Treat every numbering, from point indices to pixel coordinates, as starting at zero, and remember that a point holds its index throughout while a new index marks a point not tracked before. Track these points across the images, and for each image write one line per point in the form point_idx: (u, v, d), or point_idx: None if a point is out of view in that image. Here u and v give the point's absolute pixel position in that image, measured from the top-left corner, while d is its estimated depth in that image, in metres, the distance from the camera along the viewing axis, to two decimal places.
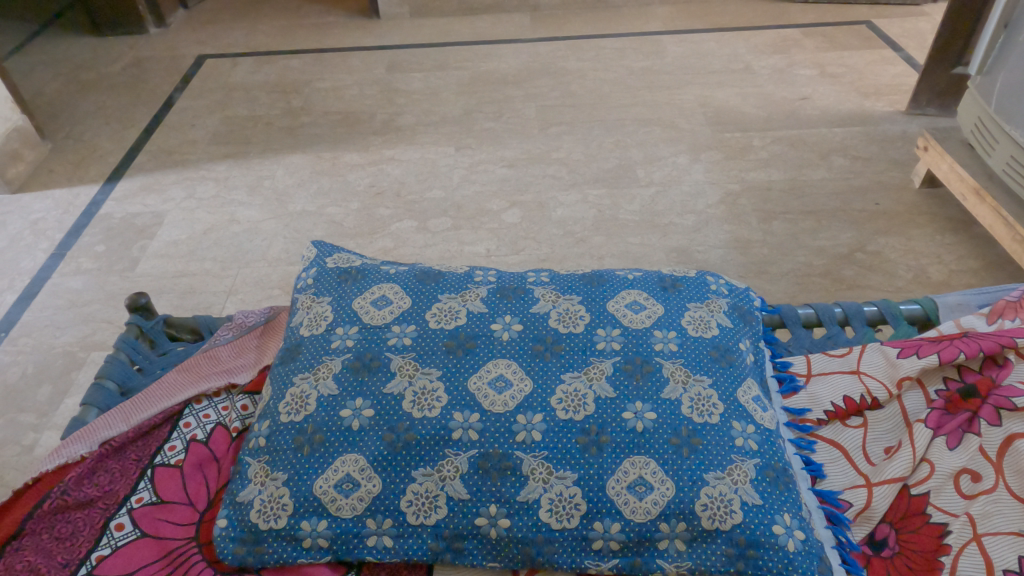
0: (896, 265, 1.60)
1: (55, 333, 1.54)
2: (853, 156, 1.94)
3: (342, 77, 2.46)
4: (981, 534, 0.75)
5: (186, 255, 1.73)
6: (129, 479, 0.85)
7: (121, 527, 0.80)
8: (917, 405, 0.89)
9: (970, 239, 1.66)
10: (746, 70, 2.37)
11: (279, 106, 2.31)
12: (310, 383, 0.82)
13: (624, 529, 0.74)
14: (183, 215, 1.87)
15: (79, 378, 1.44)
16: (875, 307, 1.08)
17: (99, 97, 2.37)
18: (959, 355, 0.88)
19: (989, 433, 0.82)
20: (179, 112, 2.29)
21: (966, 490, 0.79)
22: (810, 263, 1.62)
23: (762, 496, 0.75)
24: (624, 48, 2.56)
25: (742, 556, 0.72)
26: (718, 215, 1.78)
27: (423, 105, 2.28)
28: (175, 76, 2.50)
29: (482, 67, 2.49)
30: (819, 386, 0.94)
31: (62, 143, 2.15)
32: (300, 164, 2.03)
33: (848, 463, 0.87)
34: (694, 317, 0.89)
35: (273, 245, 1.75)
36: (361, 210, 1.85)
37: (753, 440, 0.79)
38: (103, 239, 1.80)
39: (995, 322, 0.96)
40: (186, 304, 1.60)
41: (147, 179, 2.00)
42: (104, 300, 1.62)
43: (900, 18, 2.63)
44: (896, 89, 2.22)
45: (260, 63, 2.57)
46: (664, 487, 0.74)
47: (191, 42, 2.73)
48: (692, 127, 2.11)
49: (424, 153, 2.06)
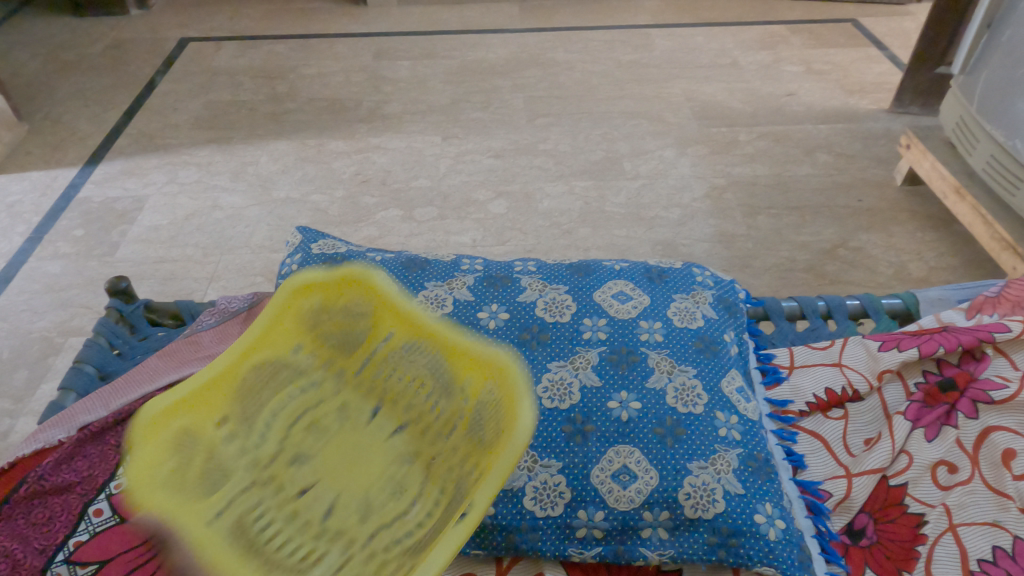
0: (877, 261, 1.62)
1: (32, 318, 1.51)
2: (837, 153, 1.96)
3: (328, 64, 2.43)
4: (956, 524, 0.78)
5: (167, 241, 1.71)
6: (106, 465, 0.83)
7: (99, 512, 0.77)
8: (896, 398, 0.90)
9: (950, 236, 1.69)
10: (733, 65, 2.38)
11: (264, 91, 2.28)
12: None
13: (608, 518, 0.74)
14: (164, 199, 1.84)
15: (57, 364, 1.42)
16: (858, 301, 1.10)
17: (78, 79, 2.32)
18: (939, 349, 0.90)
19: (965, 426, 0.85)
20: (161, 96, 2.25)
21: (942, 481, 0.82)
22: (793, 258, 1.64)
23: (744, 485, 0.75)
24: (613, 40, 2.55)
25: (724, 545, 0.73)
26: (703, 208, 1.79)
27: (409, 93, 2.26)
28: (157, 59, 2.45)
29: (470, 57, 2.47)
30: (802, 377, 0.94)
31: (40, 124, 2.11)
32: (284, 150, 2.01)
33: (829, 454, 0.87)
34: (680, 308, 0.90)
35: (256, 231, 1.73)
36: (347, 198, 1.84)
37: (736, 430, 0.79)
38: (82, 223, 1.76)
39: (973, 317, 0.97)
40: (167, 290, 1.58)
41: (127, 163, 1.97)
42: (83, 285, 1.59)
43: (885, 17, 2.65)
44: (880, 87, 2.24)
45: (244, 47, 2.53)
46: (647, 477, 0.75)
47: (173, 25, 2.67)
48: (679, 121, 2.11)
49: (410, 142, 2.04)
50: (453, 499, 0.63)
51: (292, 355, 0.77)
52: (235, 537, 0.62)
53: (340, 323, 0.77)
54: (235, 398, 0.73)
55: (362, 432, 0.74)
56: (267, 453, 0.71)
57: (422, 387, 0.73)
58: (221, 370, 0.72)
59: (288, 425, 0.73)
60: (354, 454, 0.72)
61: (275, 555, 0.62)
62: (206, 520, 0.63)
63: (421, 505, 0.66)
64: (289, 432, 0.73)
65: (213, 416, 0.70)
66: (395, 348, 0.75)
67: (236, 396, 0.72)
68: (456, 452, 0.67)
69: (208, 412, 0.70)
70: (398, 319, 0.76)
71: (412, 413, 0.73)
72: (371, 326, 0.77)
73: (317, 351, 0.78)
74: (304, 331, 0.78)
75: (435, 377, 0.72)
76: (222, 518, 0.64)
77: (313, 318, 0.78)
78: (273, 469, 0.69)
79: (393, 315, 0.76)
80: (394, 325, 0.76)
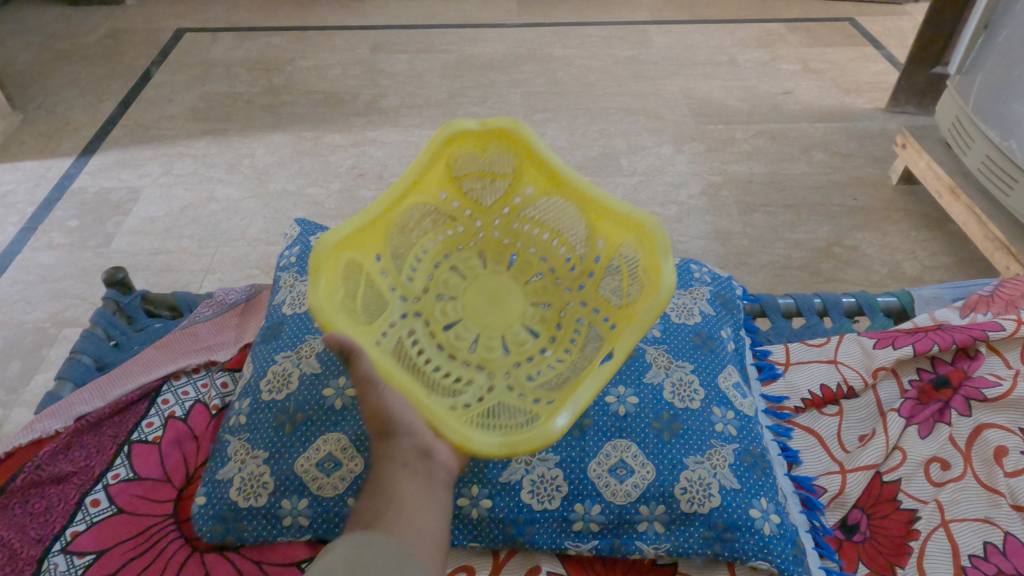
0: (872, 259, 1.63)
1: (26, 309, 1.51)
2: (833, 152, 1.96)
3: (324, 56, 2.42)
4: (948, 520, 0.79)
5: (162, 232, 1.70)
6: (104, 456, 0.85)
7: (96, 503, 0.80)
8: (891, 395, 0.91)
9: (944, 236, 1.70)
10: (730, 63, 2.38)
11: (260, 83, 2.26)
12: (293, 361, 0.85)
13: (605, 511, 0.75)
14: (159, 191, 1.83)
15: (51, 355, 1.41)
16: (853, 299, 1.10)
17: (73, 68, 2.31)
18: (933, 347, 0.91)
19: (959, 423, 0.85)
20: (156, 86, 2.23)
21: (936, 478, 0.83)
22: (789, 256, 1.65)
23: (740, 480, 0.76)
24: (611, 37, 2.55)
25: (719, 539, 0.74)
26: (700, 206, 1.79)
27: (407, 87, 2.25)
28: (152, 49, 2.43)
29: (467, 51, 2.46)
30: (797, 373, 0.95)
31: (34, 114, 2.09)
32: (281, 143, 2.00)
33: (824, 449, 0.88)
34: (677, 305, 0.94)
35: (252, 224, 1.73)
36: (343, 191, 1.83)
37: (732, 426, 0.81)
38: (76, 214, 1.75)
39: (967, 316, 0.98)
40: (162, 282, 1.57)
41: (122, 153, 1.95)
42: (77, 276, 1.58)
43: (882, 17, 2.66)
44: (877, 86, 2.25)
45: (240, 39, 2.51)
46: (644, 471, 0.76)
47: (168, 15, 2.65)
48: (676, 118, 2.11)
49: (407, 136, 2.03)
50: (581, 348, 0.91)
51: (440, 198, 0.95)
52: (410, 354, 0.90)
53: (486, 173, 0.96)
54: (395, 229, 0.91)
55: (502, 275, 1.02)
56: (424, 276, 0.98)
57: (555, 243, 0.99)
58: (386, 210, 0.87)
59: (437, 253, 0.99)
60: (497, 285, 1.01)
61: (441, 373, 0.91)
62: (385, 331, 0.89)
63: (547, 343, 0.95)
64: (439, 257, 1.00)
65: (381, 248, 0.89)
66: (533, 204, 0.98)
67: (397, 228, 0.91)
68: (580, 306, 0.96)
69: (377, 238, 0.88)
70: (539, 181, 0.95)
71: (543, 264, 1.00)
72: (513, 178, 0.96)
73: (459, 196, 0.97)
74: (450, 177, 0.95)
75: (568, 240, 0.97)
76: (400, 324, 0.92)
77: (462, 167, 0.94)
78: (433, 295, 0.97)
79: (535, 174, 0.94)
80: (534, 182, 0.95)
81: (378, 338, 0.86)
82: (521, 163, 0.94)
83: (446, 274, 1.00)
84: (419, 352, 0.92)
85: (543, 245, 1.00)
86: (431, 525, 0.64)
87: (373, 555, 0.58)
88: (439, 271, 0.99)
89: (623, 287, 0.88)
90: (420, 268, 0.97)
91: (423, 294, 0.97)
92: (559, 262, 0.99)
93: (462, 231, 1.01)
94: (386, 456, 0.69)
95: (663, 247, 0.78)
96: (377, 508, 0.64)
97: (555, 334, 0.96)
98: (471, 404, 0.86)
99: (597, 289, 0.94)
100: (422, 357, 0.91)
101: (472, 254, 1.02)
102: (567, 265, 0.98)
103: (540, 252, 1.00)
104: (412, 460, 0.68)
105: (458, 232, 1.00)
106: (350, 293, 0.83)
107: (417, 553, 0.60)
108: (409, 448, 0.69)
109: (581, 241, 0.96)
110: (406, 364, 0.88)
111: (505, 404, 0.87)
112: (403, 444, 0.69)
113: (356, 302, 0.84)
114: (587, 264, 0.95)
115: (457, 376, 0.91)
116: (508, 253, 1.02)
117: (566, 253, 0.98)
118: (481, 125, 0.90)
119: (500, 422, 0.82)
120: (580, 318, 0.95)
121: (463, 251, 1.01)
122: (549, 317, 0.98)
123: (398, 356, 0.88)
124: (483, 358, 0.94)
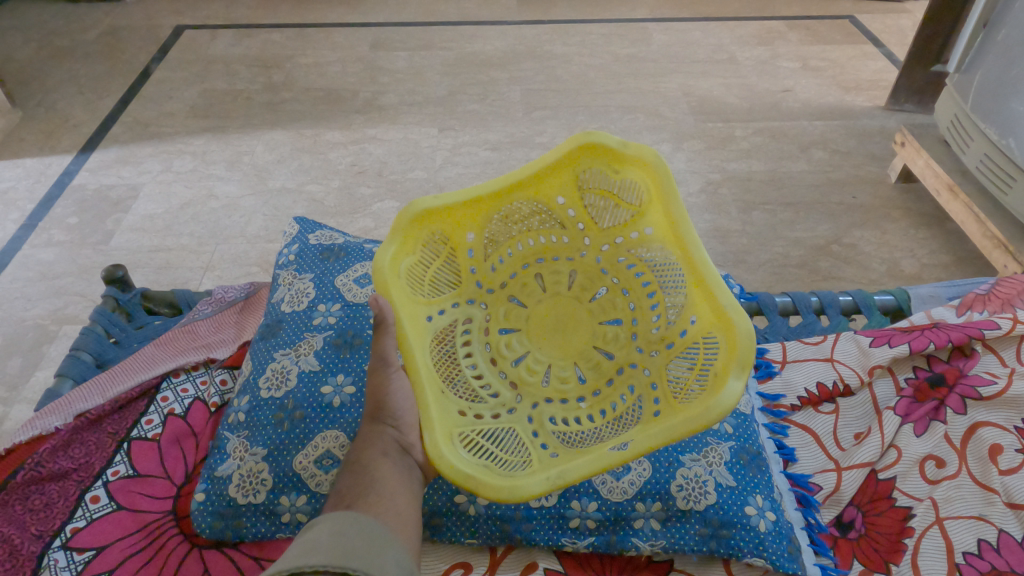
0: (870, 257, 1.64)
1: (25, 305, 1.51)
2: (832, 150, 1.97)
3: (324, 53, 2.41)
4: (942, 518, 0.79)
5: (162, 230, 1.71)
6: (104, 453, 0.86)
7: (96, 499, 0.80)
8: (886, 392, 0.91)
9: (943, 234, 1.70)
10: (730, 60, 2.38)
11: (260, 80, 2.26)
12: (291, 359, 0.86)
13: (601, 508, 0.76)
14: (159, 188, 1.83)
15: (51, 352, 1.42)
16: (850, 297, 1.10)
17: (72, 65, 2.31)
18: (929, 345, 0.91)
19: (954, 421, 0.86)
20: (156, 83, 2.23)
21: (931, 475, 0.83)
22: (787, 254, 1.65)
23: (736, 478, 0.77)
24: (610, 34, 2.54)
25: (715, 536, 0.74)
26: (698, 203, 1.80)
27: (406, 85, 2.25)
28: (152, 46, 2.43)
29: (467, 49, 2.46)
30: (794, 371, 0.96)
31: (33, 111, 2.09)
32: (280, 140, 2.00)
33: (819, 447, 0.89)
34: None
35: (251, 221, 1.73)
36: (342, 188, 1.84)
37: (729, 424, 0.82)
38: (77, 211, 1.76)
39: (964, 314, 0.99)
40: (162, 279, 1.58)
41: (122, 150, 1.96)
42: (77, 273, 1.59)
43: (881, 14, 2.66)
44: (876, 84, 2.25)
45: (240, 36, 2.51)
46: (641, 469, 0.77)
47: (168, 12, 2.64)
48: (676, 116, 2.11)
49: (406, 133, 2.04)
50: (619, 416, 0.83)
51: (555, 202, 0.91)
52: (452, 342, 0.89)
53: (614, 195, 0.90)
54: (497, 215, 0.90)
55: (585, 303, 0.95)
56: (507, 271, 0.95)
57: (654, 301, 0.89)
58: (484, 195, 0.87)
59: (530, 253, 0.95)
60: (574, 312, 0.95)
61: (474, 376, 0.88)
62: (443, 309, 0.89)
63: (589, 394, 0.89)
64: (530, 259, 0.95)
65: (475, 226, 0.90)
66: (647, 244, 0.89)
67: (499, 216, 0.91)
68: (642, 372, 0.87)
69: (473, 217, 0.89)
70: (661, 225, 0.86)
71: (629, 313, 0.92)
72: (638, 212, 0.89)
73: (578, 205, 0.92)
74: (576, 183, 0.90)
75: (665, 300, 0.87)
76: (459, 309, 0.91)
77: (590, 180, 0.89)
78: (505, 293, 0.94)
79: (660, 215, 0.86)
80: (654, 224, 0.87)
81: (429, 313, 0.87)
82: (650, 199, 0.87)
83: (528, 277, 0.95)
84: (464, 343, 0.90)
85: (638, 293, 0.91)
86: (406, 509, 0.64)
87: (356, 525, 0.58)
88: (525, 271, 0.95)
89: (691, 377, 0.78)
90: (508, 259, 0.94)
91: (496, 286, 0.94)
92: (646, 320, 0.90)
93: (567, 242, 0.95)
94: (366, 443, 0.70)
95: (744, 363, 0.69)
96: (356, 489, 0.64)
97: (603, 387, 0.89)
98: (484, 419, 0.83)
99: (668, 364, 0.84)
100: (463, 350, 0.90)
101: (566, 270, 0.96)
102: (651, 326, 0.88)
103: (631, 299, 0.92)
104: (391, 451, 0.70)
105: (562, 241, 0.95)
106: (421, 262, 0.86)
107: (396, 526, 0.61)
108: (390, 441, 0.71)
109: (676, 310, 0.85)
110: (443, 351, 0.87)
111: (517, 435, 0.83)
112: (385, 437, 0.71)
113: (424, 271, 0.87)
114: (670, 333, 0.85)
115: (487, 384, 0.88)
116: (600, 286, 0.95)
117: (657, 313, 0.88)
118: (622, 146, 0.84)
119: (492, 449, 0.79)
120: (635, 385, 0.87)
121: (557, 263, 0.96)
122: (605, 370, 0.90)
123: (440, 340, 0.87)
124: (519, 378, 0.90)
